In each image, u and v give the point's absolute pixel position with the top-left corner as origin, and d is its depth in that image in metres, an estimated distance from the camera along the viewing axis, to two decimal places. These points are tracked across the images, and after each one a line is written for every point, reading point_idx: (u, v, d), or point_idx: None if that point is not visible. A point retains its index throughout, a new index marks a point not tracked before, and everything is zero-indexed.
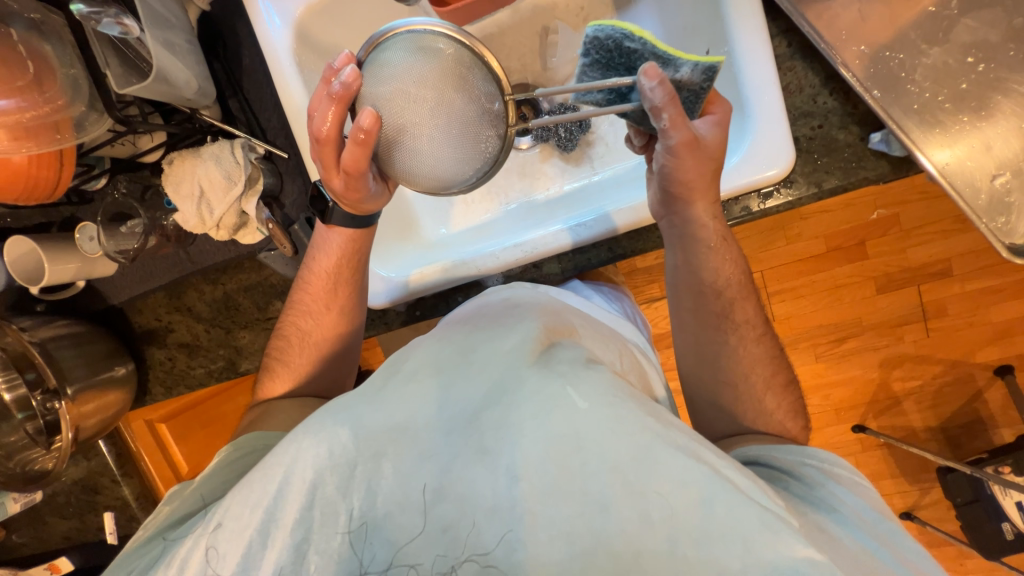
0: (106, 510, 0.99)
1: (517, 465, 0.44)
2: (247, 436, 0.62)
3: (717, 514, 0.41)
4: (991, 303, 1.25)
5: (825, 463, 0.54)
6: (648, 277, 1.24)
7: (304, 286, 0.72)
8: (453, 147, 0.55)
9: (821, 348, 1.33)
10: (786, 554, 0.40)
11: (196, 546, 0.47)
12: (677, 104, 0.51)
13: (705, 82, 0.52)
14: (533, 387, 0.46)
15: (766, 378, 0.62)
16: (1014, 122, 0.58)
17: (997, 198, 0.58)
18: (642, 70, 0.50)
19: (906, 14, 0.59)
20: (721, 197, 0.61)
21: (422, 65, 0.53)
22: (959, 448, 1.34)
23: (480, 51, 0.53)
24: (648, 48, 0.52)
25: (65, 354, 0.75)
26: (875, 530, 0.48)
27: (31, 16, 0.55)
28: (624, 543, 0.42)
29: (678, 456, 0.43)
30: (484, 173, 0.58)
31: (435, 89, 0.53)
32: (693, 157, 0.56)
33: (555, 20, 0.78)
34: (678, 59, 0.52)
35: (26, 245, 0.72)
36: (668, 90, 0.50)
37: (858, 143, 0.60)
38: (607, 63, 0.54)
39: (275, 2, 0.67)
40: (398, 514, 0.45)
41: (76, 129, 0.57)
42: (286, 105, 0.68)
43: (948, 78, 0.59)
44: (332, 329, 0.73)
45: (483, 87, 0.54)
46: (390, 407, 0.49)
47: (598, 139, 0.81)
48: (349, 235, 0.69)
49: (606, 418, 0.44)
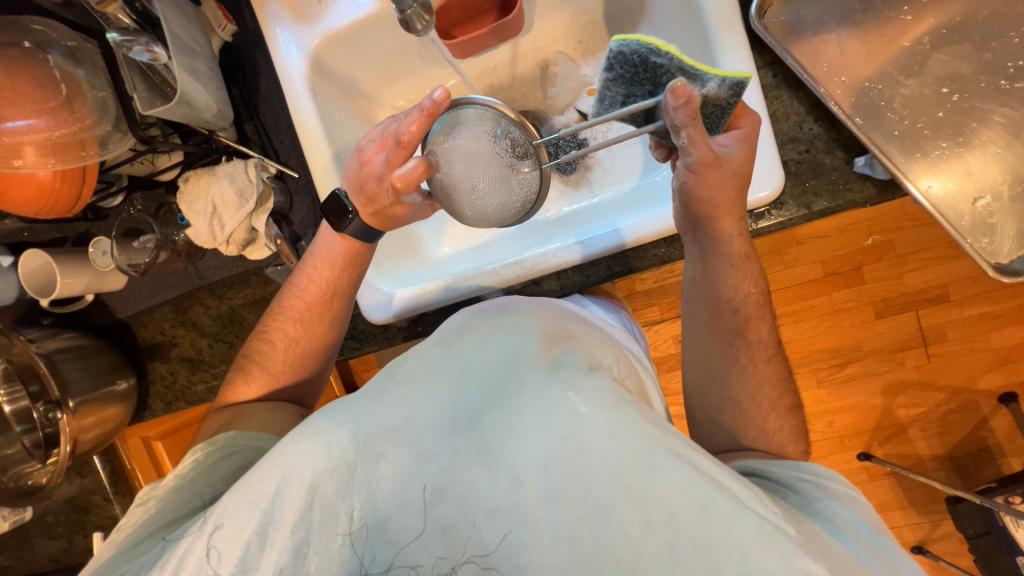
0: (96, 530, 0.97)
1: (518, 467, 0.45)
2: (223, 435, 0.61)
3: (714, 517, 0.42)
4: (990, 328, 1.26)
5: (821, 478, 0.54)
6: (647, 300, 1.26)
7: (297, 292, 0.71)
8: (495, 198, 0.62)
9: (822, 372, 1.33)
10: (779, 562, 0.40)
11: (194, 547, 0.47)
12: (698, 123, 0.53)
13: (734, 97, 0.53)
14: (532, 394, 0.48)
15: (770, 400, 0.62)
16: (990, 149, 0.61)
17: (980, 219, 0.60)
18: (670, 88, 0.49)
19: (883, 50, 0.63)
20: (746, 210, 0.62)
21: (472, 136, 0.60)
22: (967, 476, 1.32)
23: (517, 121, 0.58)
24: (674, 62, 0.50)
25: (69, 366, 0.76)
26: (870, 543, 0.47)
27: (68, 44, 0.58)
28: (624, 547, 0.42)
29: (676, 463, 0.44)
30: (524, 214, 0.64)
31: (480, 140, 0.60)
32: (713, 174, 0.57)
33: (555, 53, 0.82)
34: (706, 74, 0.51)
35: (40, 258, 0.74)
36: (689, 111, 0.51)
37: (843, 167, 0.63)
38: (631, 77, 0.54)
39: (293, 33, 0.71)
40: (398, 514, 0.45)
41: (100, 147, 0.59)
42: (300, 129, 0.72)
43: (926, 106, 0.62)
44: (321, 338, 0.72)
45: (519, 150, 0.60)
46: (393, 409, 0.50)
47: (596, 162, 0.84)
48: (353, 247, 0.69)
49: (607, 423, 0.45)
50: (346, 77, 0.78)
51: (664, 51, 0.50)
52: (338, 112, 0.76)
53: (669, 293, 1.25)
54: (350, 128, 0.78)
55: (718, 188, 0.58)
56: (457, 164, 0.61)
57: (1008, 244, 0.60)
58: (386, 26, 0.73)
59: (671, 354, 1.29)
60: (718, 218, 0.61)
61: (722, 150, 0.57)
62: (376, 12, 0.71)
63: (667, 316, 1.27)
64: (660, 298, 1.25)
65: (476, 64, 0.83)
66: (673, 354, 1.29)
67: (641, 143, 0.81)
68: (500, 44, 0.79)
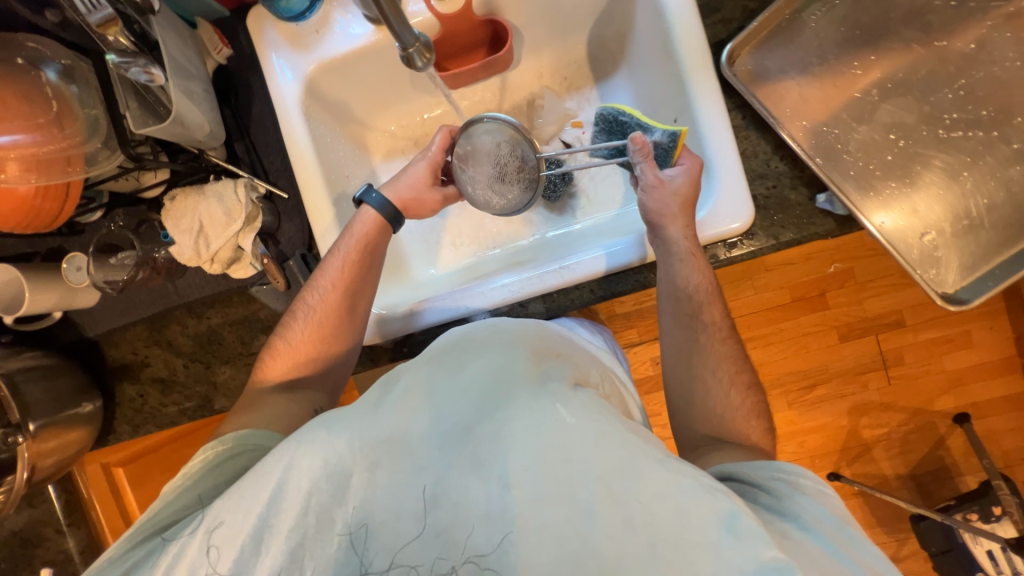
0: (45, 565, 0.91)
1: (508, 473, 0.47)
2: (234, 434, 0.62)
3: (693, 518, 0.43)
4: (943, 352, 1.35)
5: (792, 476, 0.55)
6: (626, 323, 1.33)
7: (308, 301, 0.72)
8: (498, 188, 0.73)
9: (792, 394, 1.39)
10: (751, 556, 0.41)
11: (192, 541, 0.48)
12: (649, 157, 0.65)
13: (669, 143, 0.65)
14: (523, 406, 0.50)
15: (731, 372, 0.67)
16: (933, 190, 0.67)
17: (927, 253, 0.66)
18: (629, 138, 0.64)
19: (838, 98, 0.69)
20: (704, 242, 0.67)
21: (490, 139, 0.73)
22: (929, 495, 1.38)
23: (521, 132, 0.70)
24: (634, 120, 0.69)
25: (32, 387, 0.72)
26: (835, 534, 0.48)
27: (62, 62, 0.57)
28: (608, 547, 0.43)
29: (657, 468, 0.45)
30: (520, 205, 0.73)
31: (503, 148, 0.72)
32: (657, 194, 0.65)
33: (541, 87, 0.87)
34: (653, 127, 0.66)
35: (8, 273, 0.71)
36: (644, 151, 0.64)
37: (806, 203, 0.67)
38: (608, 130, 0.73)
39: (288, 59, 0.73)
40: (394, 521, 0.47)
41: (87, 164, 0.57)
42: (292, 151, 0.74)
43: (876, 150, 0.68)
44: (329, 341, 0.72)
45: (523, 153, 0.70)
46: (387, 417, 0.51)
47: (580, 191, 0.88)
48: (363, 236, 0.72)
49: (593, 433, 0.47)
50: (338, 101, 0.80)
51: (628, 113, 0.70)
52: (329, 135, 0.78)
53: (648, 316, 1.32)
54: (339, 152, 0.80)
55: (665, 205, 0.65)
56: (481, 163, 0.74)
57: (952, 275, 0.66)
58: (380, 56, 0.75)
59: (649, 376, 1.34)
60: (676, 244, 0.66)
61: (665, 176, 0.65)
62: (371, 43, 0.73)
63: (645, 338, 1.33)
64: (639, 320, 1.32)
65: (468, 95, 0.87)
66: (652, 376, 1.34)
67: (622, 174, 0.86)
68: (489, 77, 0.83)
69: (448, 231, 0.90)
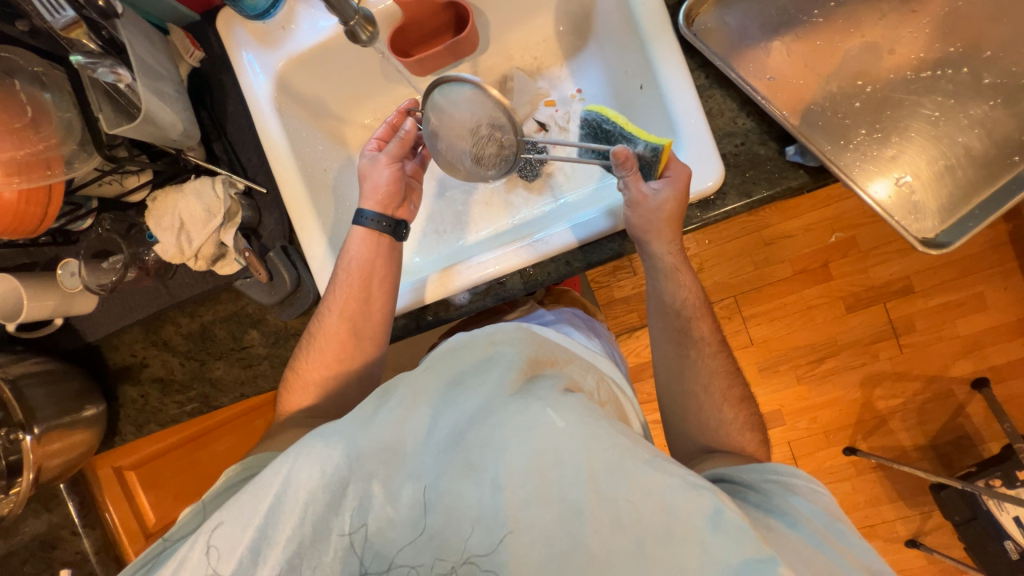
0: (63, 567, 0.94)
1: (500, 476, 0.46)
2: (250, 458, 0.63)
3: (680, 516, 0.44)
4: (956, 317, 1.31)
5: (784, 476, 0.55)
6: (626, 307, 1.33)
7: (317, 329, 0.75)
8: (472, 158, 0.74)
9: (801, 368, 1.36)
10: (734, 549, 0.42)
11: (190, 552, 0.48)
12: (633, 168, 0.63)
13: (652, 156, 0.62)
14: (513, 411, 0.49)
15: (723, 392, 0.68)
16: (908, 135, 0.66)
17: (905, 200, 0.65)
18: (612, 152, 0.61)
19: (804, 48, 0.68)
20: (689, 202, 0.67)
21: (463, 105, 0.70)
22: (951, 464, 1.33)
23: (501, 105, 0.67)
24: (618, 128, 0.67)
25: (35, 391, 0.75)
26: (825, 532, 0.49)
27: (35, 69, 0.61)
28: (598, 543, 0.44)
29: (646, 469, 0.45)
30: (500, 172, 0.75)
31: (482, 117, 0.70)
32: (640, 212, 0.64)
33: (512, 68, 0.88)
34: (637, 138, 0.65)
35: (6, 282, 0.74)
36: (628, 164, 0.62)
37: (777, 157, 0.67)
38: (593, 135, 0.72)
39: (258, 58, 0.75)
40: (389, 528, 0.48)
41: (66, 166, 0.61)
42: (267, 146, 0.76)
43: (845, 99, 0.67)
44: (337, 364, 0.75)
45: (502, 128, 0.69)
46: (383, 429, 0.50)
47: (557, 169, 0.88)
48: (364, 258, 0.74)
49: (582, 436, 0.47)
50: (311, 96, 0.82)
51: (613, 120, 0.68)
52: (303, 129, 0.80)
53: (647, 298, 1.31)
54: (315, 145, 0.81)
55: (648, 220, 0.65)
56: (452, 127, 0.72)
57: (933, 220, 0.65)
58: (347, 48, 0.77)
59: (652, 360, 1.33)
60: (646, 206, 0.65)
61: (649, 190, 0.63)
62: (338, 36, 0.75)
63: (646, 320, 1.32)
64: (639, 303, 1.32)
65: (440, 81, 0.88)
66: None
67: None
68: (457, 61, 0.84)
69: (431, 219, 0.91)
